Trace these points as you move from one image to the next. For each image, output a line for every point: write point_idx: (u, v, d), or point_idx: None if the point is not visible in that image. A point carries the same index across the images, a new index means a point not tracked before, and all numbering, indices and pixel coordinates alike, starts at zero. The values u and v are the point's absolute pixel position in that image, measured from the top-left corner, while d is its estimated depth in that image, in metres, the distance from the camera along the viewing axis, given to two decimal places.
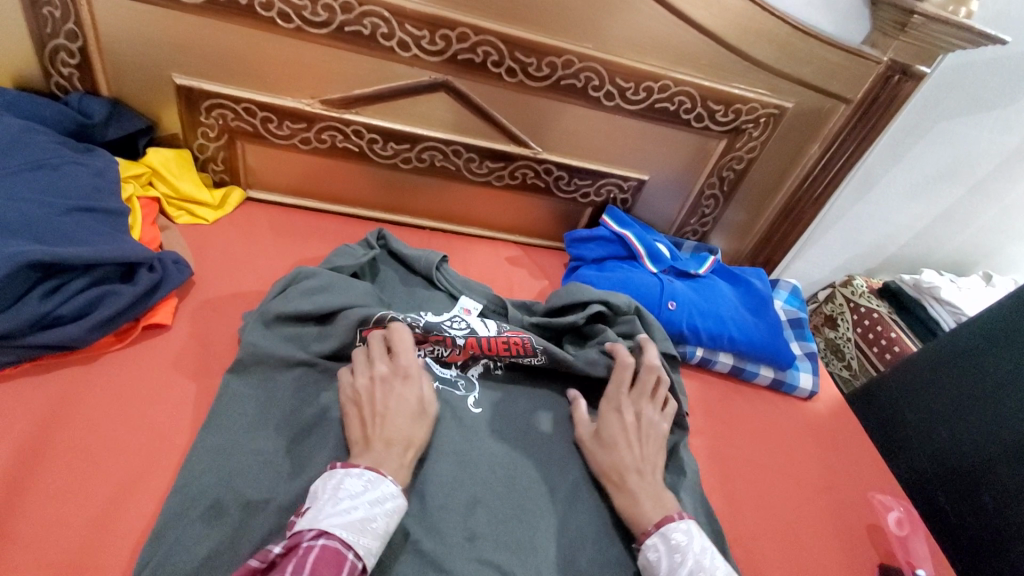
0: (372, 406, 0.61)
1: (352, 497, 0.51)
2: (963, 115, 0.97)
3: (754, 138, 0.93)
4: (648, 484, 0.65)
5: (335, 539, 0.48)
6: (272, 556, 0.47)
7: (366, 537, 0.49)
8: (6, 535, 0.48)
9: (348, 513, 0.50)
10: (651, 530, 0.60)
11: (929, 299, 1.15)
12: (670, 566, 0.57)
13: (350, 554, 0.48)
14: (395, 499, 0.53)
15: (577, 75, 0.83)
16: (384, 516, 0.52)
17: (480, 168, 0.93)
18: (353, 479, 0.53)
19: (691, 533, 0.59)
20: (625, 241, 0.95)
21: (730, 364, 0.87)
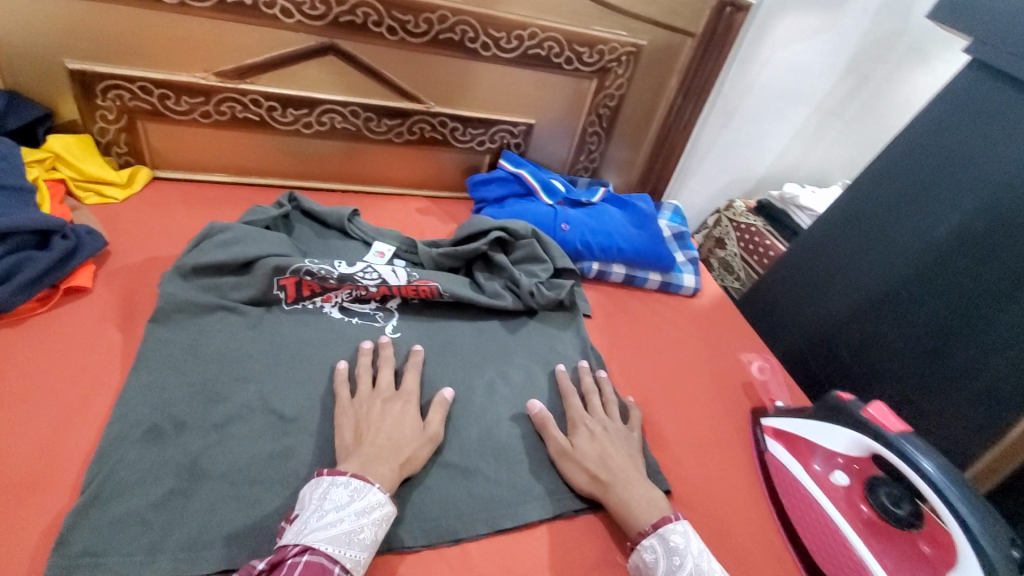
0: (374, 419, 0.63)
1: (338, 509, 0.51)
2: (795, 41, 1.13)
3: (620, 75, 1.06)
4: (636, 483, 0.63)
5: (320, 555, 0.48)
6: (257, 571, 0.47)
7: (352, 549, 0.50)
8: None
9: (335, 526, 0.50)
10: (647, 530, 0.57)
11: (793, 209, 1.33)
12: (668, 568, 0.54)
13: (337, 569, 0.48)
14: (382, 506, 0.54)
15: (453, 29, 0.92)
16: (371, 525, 0.52)
17: (379, 127, 1.00)
18: (339, 488, 0.53)
19: (689, 534, 0.56)
20: (521, 179, 1.05)
21: (623, 274, 1.00)
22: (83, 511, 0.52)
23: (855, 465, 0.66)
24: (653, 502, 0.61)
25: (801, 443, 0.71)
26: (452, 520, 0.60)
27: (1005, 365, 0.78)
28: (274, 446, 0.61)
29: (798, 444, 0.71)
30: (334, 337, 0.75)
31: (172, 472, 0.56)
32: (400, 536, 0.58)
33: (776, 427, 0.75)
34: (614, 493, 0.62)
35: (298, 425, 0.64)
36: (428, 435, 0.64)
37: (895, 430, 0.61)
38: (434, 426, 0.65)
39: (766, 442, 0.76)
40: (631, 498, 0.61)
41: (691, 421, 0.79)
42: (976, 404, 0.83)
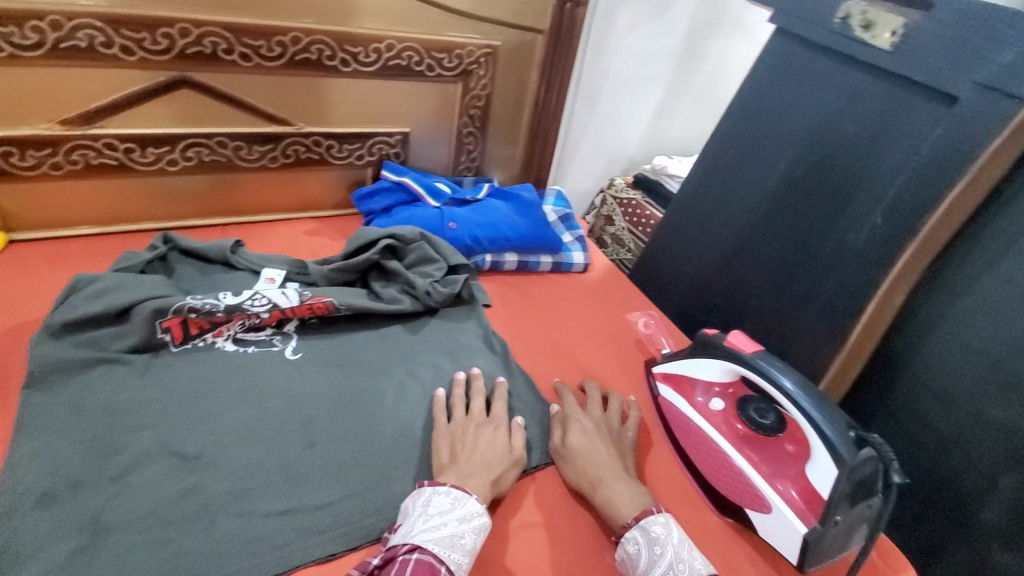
0: (468, 442, 0.68)
1: (441, 514, 0.57)
2: (635, 29, 1.24)
3: (483, 76, 1.12)
4: (619, 481, 0.66)
5: (428, 554, 0.52)
6: (371, 568, 0.53)
7: (455, 553, 0.54)
8: None
9: (440, 529, 0.55)
10: (630, 522, 0.61)
11: (665, 178, 1.44)
12: (650, 559, 0.58)
13: (444, 568, 0.52)
14: (479, 516, 0.58)
15: (309, 49, 0.93)
16: (470, 532, 0.57)
17: (251, 154, 0.99)
18: (441, 496, 0.59)
19: (670, 525, 0.60)
20: (405, 187, 1.08)
21: (516, 261, 1.07)
22: None
23: (729, 391, 0.76)
24: (637, 498, 0.64)
25: (684, 381, 0.79)
26: (376, 518, 0.62)
27: (834, 283, 0.90)
28: (181, 486, 0.60)
29: (681, 382, 0.80)
30: (233, 369, 0.75)
31: (71, 534, 0.54)
32: (325, 544, 0.59)
33: (663, 372, 0.83)
34: (598, 496, 0.65)
35: (203, 462, 0.63)
36: (512, 457, 0.68)
37: (751, 351, 0.69)
38: (517, 448, 0.69)
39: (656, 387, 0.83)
40: (614, 496, 0.64)
41: (592, 383, 0.86)
42: (823, 319, 0.92)
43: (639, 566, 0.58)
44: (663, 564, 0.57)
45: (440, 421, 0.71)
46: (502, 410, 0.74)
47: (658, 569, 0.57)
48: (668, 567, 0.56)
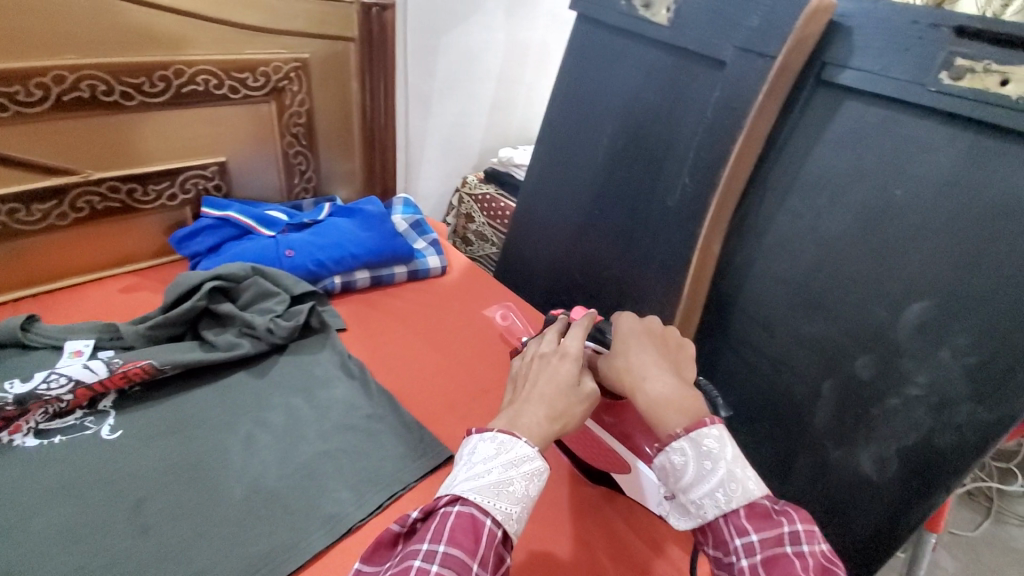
0: (527, 381, 0.58)
1: (485, 462, 0.49)
2: (452, 27, 1.25)
3: (298, 91, 1.06)
4: (665, 377, 0.56)
5: (470, 506, 0.47)
6: (411, 521, 0.49)
7: (502, 500, 0.48)
8: None
9: (482, 478, 0.49)
10: (679, 432, 0.51)
11: (514, 168, 1.47)
12: (698, 475, 0.50)
13: (487, 520, 0.46)
14: (530, 461, 0.50)
15: (77, 87, 0.82)
16: (520, 478, 0.49)
17: (30, 215, 0.86)
18: (485, 443, 0.51)
19: (726, 438, 0.50)
20: (231, 221, 1.00)
21: (368, 277, 1.03)
22: None
23: None
24: (686, 402, 0.54)
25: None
26: None
27: (664, 242, 0.97)
28: None
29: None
30: (35, 467, 0.64)
31: None
32: None
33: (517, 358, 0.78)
34: (640, 396, 0.56)
35: None
36: (581, 394, 0.56)
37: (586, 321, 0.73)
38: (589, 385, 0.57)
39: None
40: (650, 399, 0.55)
41: (457, 387, 0.85)
42: (660, 275, 0.98)
43: (686, 479, 0.50)
44: (711, 481, 0.49)
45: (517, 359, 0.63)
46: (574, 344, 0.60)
47: (706, 486, 0.49)
48: (718, 486, 0.49)
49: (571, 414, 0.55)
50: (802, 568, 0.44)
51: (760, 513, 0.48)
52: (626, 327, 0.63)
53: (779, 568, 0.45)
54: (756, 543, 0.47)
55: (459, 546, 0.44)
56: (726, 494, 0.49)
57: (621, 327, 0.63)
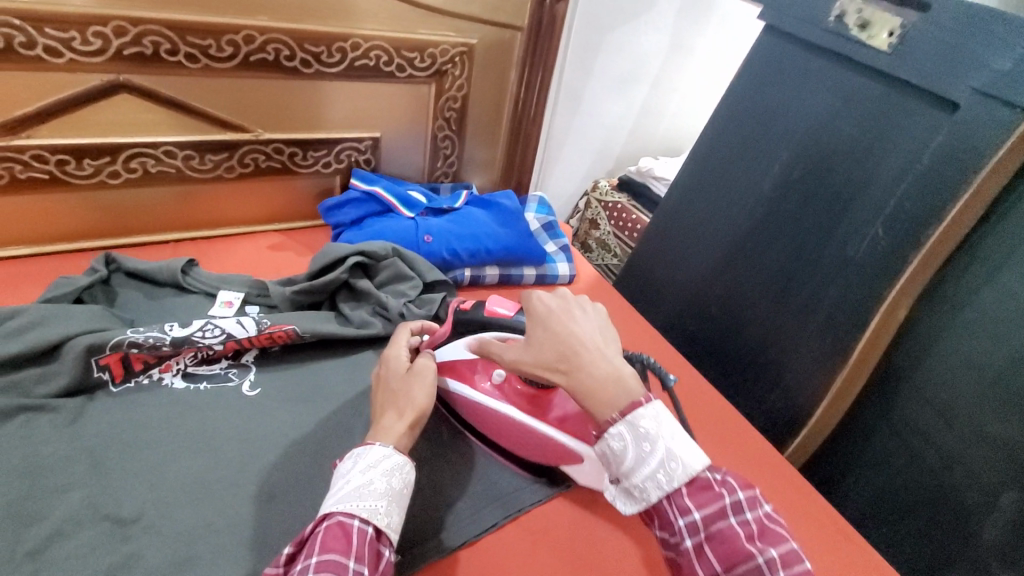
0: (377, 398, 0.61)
1: (343, 475, 0.50)
2: (619, 25, 1.17)
3: (458, 76, 1.04)
4: (597, 355, 0.52)
5: (335, 516, 0.46)
6: (285, 558, 0.46)
7: (366, 501, 0.48)
8: None
9: (342, 489, 0.49)
10: (616, 418, 0.49)
11: (652, 180, 1.39)
12: (638, 458, 0.48)
13: (356, 522, 0.46)
14: (389, 456, 0.52)
15: (264, 49, 0.85)
16: (382, 476, 0.50)
17: (204, 164, 0.90)
18: (343, 462, 0.52)
19: (663, 416, 0.48)
20: (376, 196, 1.00)
21: (497, 274, 1.00)
22: None
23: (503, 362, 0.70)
24: (619, 387, 0.50)
25: (462, 368, 0.71)
26: None
27: (835, 293, 0.86)
28: (112, 557, 0.52)
29: (459, 370, 0.71)
30: (181, 410, 0.66)
31: None
32: None
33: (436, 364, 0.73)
34: (574, 385, 0.51)
35: (139, 525, 0.55)
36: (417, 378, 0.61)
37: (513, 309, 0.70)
38: (421, 368, 0.62)
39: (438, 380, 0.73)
40: (592, 382, 0.51)
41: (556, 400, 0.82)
42: (823, 333, 0.88)
43: (625, 465, 0.48)
44: (652, 463, 0.47)
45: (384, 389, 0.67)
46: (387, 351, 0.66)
47: (647, 469, 0.47)
48: (658, 466, 0.47)
49: (419, 401, 0.58)
50: (745, 537, 0.44)
51: (701, 487, 0.47)
52: (544, 306, 0.56)
53: (725, 542, 0.44)
54: (699, 522, 0.45)
55: (333, 551, 0.44)
56: (668, 475, 0.47)
57: (535, 310, 0.57)
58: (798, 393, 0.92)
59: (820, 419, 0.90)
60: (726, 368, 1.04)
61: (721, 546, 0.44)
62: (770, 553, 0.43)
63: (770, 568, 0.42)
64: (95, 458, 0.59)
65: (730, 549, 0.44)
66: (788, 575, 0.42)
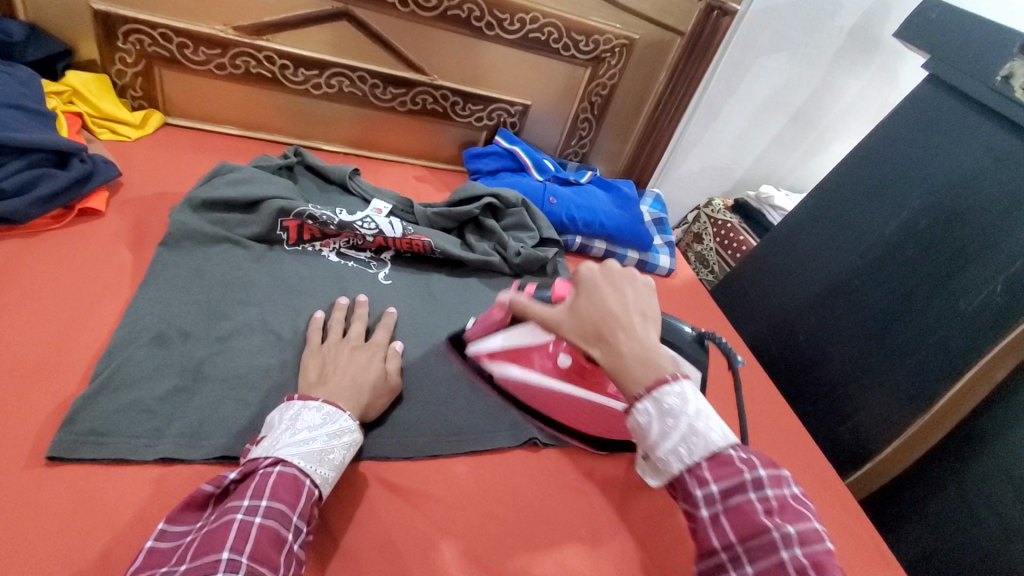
0: (331, 361, 0.64)
1: (310, 429, 0.54)
2: (775, 51, 1.21)
3: (614, 66, 1.13)
4: (639, 335, 0.53)
5: (292, 467, 0.50)
6: (229, 483, 0.51)
7: (322, 467, 0.53)
8: None
9: (307, 444, 0.53)
10: (641, 394, 0.49)
11: (768, 209, 1.42)
12: (662, 433, 0.47)
13: (308, 481, 0.51)
14: (351, 433, 0.57)
15: (461, 7, 0.98)
16: (340, 448, 0.55)
17: (385, 94, 1.06)
18: (311, 411, 0.56)
19: (688, 394, 0.48)
20: (515, 155, 1.12)
21: (603, 249, 1.08)
22: (90, 398, 0.56)
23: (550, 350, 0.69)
24: (654, 367, 0.50)
25: (518, 353, 0.71)
26: (433, 439, 0.66)
27: (934, 343, 0.87)
28: (269, 360, 0.66)
29: (517, 354, 0.71)
30: (332, 276, 0.81)
31: (176, 373, 0.61)
32: (381, 447, 0.63)
33: (489, 350, 0.72)
34: (616, 356, 0.52)
35: (290, 345, 0.69)
36: (390, 387, 0.66)
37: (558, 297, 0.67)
38: (394, 378, 0.67)
39: (491, 367, 0.73)
40: (628, 357, 0.51)
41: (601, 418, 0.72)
42: (912, 378, 0.89)
43: (649, 438, 0.48)
44: (674, 437, 0.47)
45: (312, 342, 0.67)
46: (384, 337, 0.72)
47: (670, 442, 0.47)
48: (679, 440, 0.47)
49: (374, 399, 0.63)
50: (763, 512, 0.44)
51: (720, 460, 0.46)
52: (593, 279, 0.56)
53: (742, 515, 0.44)
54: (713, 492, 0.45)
55: (280, 501, 0.48)
56: (688, 448, 0.47)
57: (582, 279, 0.57)
58: (869, 428, 0.94)
59: (888, 460, 0.93)
60: (803, 394, 1.06)
61: (736, 518, 0.44)
62: (787, 529, 0.43)
63: (784, 542, 0.42)
64: (265, 290, 0.74)
65: (747, 522, 0.44)
66: (805, 550, 0.42)
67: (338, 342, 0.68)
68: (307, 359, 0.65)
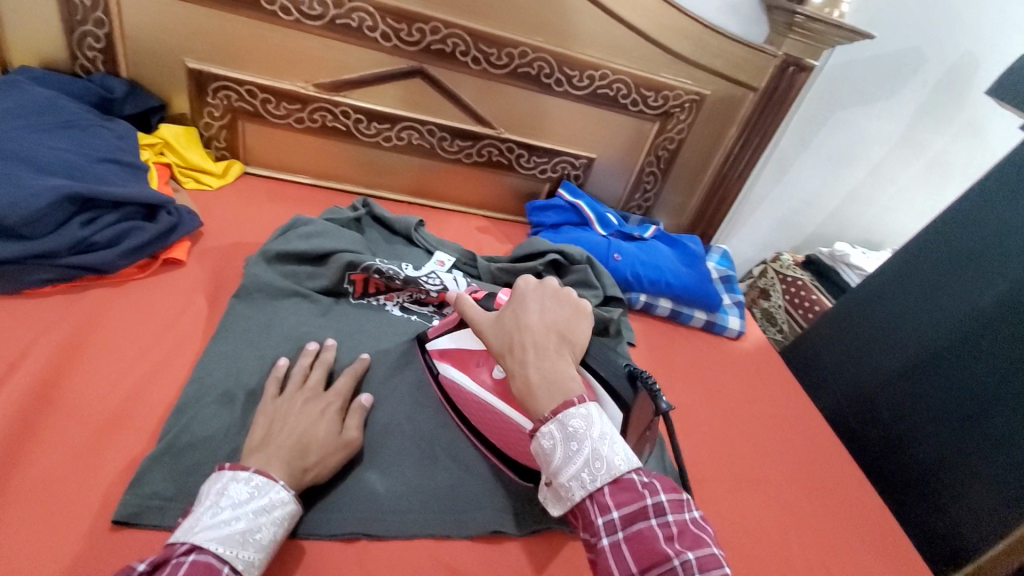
0: (280, 421, 0.58)
1: (234, 507, 0.49)
2: (853, 105, 1.16)
3: (683, 120, 1.11)
4: (552, 357, 0.53)
5: (208, 555, 0.44)
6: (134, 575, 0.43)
7: (247, 550, 0.47)
8: (67, 402, 0.59)
9: (229, 526, 0.47)
10: (546, 416, 0.49)
11: (842, 266, 1.34)
12: (563, 457, 0.47)
13: (226, 569, 0.45)
14: (284, 506, 0.51)
15: (531, 64, 0.99)
16: (269, 526, 0.50)
17: (452, 147, 1.07)
18: (239, 484, 0.50)
19: (594, 417, 0.48)
20: (577, 209, 1.10)
21: (669, 308, 1.03)
22: (157, 458, 0.56)
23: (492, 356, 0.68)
24: (558, 382, 0.51)
25: (463, 356, 0.70)
26: (495, 515, 0.63)
27: None
28: None
29: (460, 357, 0.70)
30: (395, 331, 0.80)
31: (240, 434, 0.60)
32: (439, 523, 0.61)
33: (442, 348, 0.72)
34: (519, 367, 0.52)
35: None
36: (342, 443, 0.60)
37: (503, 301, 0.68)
38: (350, 433, 0.61)
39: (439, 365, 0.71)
40: (532, 374, 0.51)
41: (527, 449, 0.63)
42: (1017, 471, 0.80)
43: (552, 464, 0.48)
44: (577, 462, 0.47)
45: (266, 396, 0.62)
46: (348, 387, 0.66)
47: (573, 468, 0.47)
48: (584, 466, 0.46)
49: (318, 462, 0.57)
50: (663, 538, 0.43)
51: (623, 486, 0.46)
52: (526, 293, 0.58)
53: (642, 542, 0.43)
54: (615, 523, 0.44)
55: None
56: (592, 474, 0.46)
57: (516, 294, 0.59)
58: (968, 523, 0.85)
59: (990, 559, 0.83)
60: (888, 475, 0.97)
61: (637, 546, 0.43)
62: (687, 555, 0.41)
63: (684, 569, 0.41)
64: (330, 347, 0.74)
65: (647, 550, 0.42)
66: None
67: (295, 393, 0.63)
68: (259, 414, 0.60)
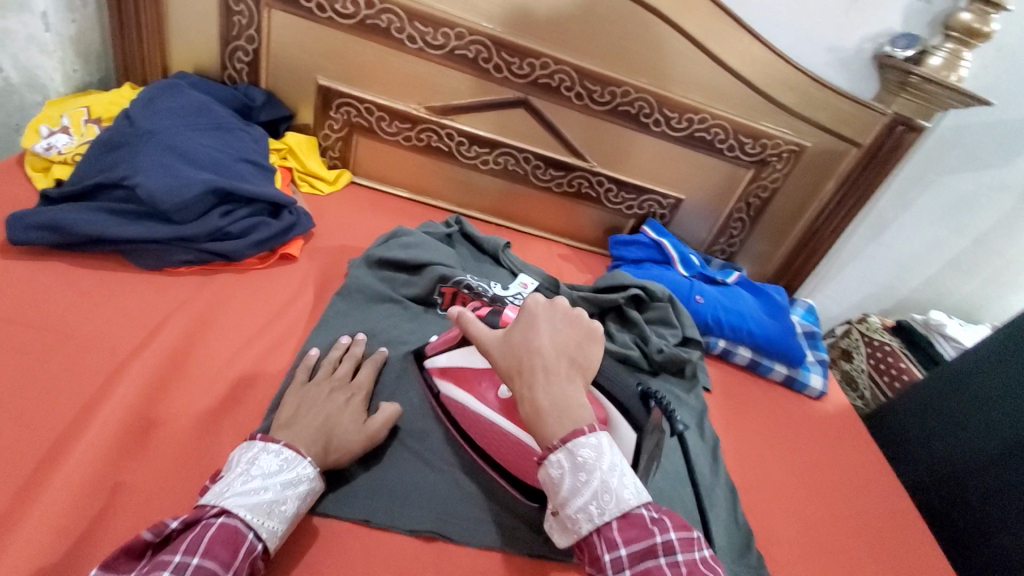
0: (302, 402, 0.62)
1: (263, 477, 0.52)
2: (962, 170, 1.12)
3: (778, 169, 1.11)
4: (562, 383, 0.47)
5: (235, 520, 0.48)
6: (166, 531, 0.47)
7: (271, 520, 0.50)
8: (193, 371, 0.66)
9: (257, 495, 0.51)
10: (555, 444, 0.45)
11: (936, 335, 1.26)
12: (571, 488, 0.44)
13: (250, 535, 0.48)
14: (309, 482, 0.55)
15: (632, 104, 1.03)
16: (294, 498, 0.53)
17: (545, 175, 1.11)
18: (269, 456, 0.54)
19: (605, 447, 0.44)
20: (661, 247, 1.10)
21: (748, 357, 1.01)
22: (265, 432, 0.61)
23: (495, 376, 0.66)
24: (571, 410, 0.46)
25: (464, 375, 0.68)
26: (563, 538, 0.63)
27: None
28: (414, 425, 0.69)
29: (461, 376, 0.68)
30: None
31: None
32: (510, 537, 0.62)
33: (443, 365, 0.70)
34: (527, 394, 0.47)
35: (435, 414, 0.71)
36: (366, 428, 0.62)
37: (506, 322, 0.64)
38: (376, 422, 0.63)
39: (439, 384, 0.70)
40: (541, 403, 0.46)
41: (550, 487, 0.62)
42: None
43: (559, 493, 0.45)
44: (585, 495, 0.44)
45: (295, 380, 0.66)
46: (369, 376, 0.69)
47: (580, 500, 0.44)
48: (592, 498, 0.44)
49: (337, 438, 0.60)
50: None
51: (631, 521, 0.43)
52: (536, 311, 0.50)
53: None
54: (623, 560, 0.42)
55: (213, 558, 0.45)
56: (600, 507, 0.43)
57: (525, 312, 0.51)
58: None
59: None
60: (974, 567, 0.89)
61: None
62: None
63: None
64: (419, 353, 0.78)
65: None
66: None
67: (322, 379, 0.66)
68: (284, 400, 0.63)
